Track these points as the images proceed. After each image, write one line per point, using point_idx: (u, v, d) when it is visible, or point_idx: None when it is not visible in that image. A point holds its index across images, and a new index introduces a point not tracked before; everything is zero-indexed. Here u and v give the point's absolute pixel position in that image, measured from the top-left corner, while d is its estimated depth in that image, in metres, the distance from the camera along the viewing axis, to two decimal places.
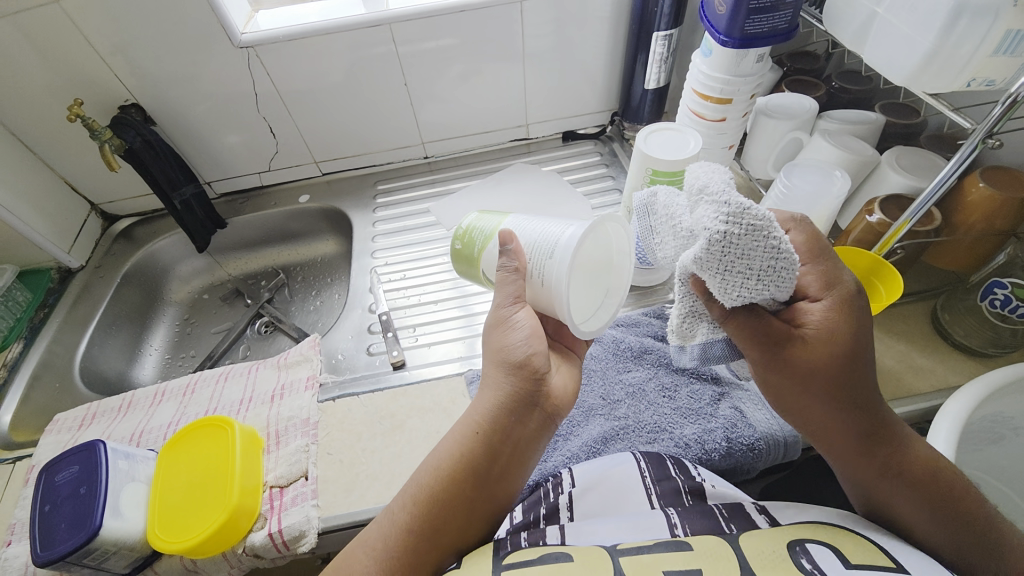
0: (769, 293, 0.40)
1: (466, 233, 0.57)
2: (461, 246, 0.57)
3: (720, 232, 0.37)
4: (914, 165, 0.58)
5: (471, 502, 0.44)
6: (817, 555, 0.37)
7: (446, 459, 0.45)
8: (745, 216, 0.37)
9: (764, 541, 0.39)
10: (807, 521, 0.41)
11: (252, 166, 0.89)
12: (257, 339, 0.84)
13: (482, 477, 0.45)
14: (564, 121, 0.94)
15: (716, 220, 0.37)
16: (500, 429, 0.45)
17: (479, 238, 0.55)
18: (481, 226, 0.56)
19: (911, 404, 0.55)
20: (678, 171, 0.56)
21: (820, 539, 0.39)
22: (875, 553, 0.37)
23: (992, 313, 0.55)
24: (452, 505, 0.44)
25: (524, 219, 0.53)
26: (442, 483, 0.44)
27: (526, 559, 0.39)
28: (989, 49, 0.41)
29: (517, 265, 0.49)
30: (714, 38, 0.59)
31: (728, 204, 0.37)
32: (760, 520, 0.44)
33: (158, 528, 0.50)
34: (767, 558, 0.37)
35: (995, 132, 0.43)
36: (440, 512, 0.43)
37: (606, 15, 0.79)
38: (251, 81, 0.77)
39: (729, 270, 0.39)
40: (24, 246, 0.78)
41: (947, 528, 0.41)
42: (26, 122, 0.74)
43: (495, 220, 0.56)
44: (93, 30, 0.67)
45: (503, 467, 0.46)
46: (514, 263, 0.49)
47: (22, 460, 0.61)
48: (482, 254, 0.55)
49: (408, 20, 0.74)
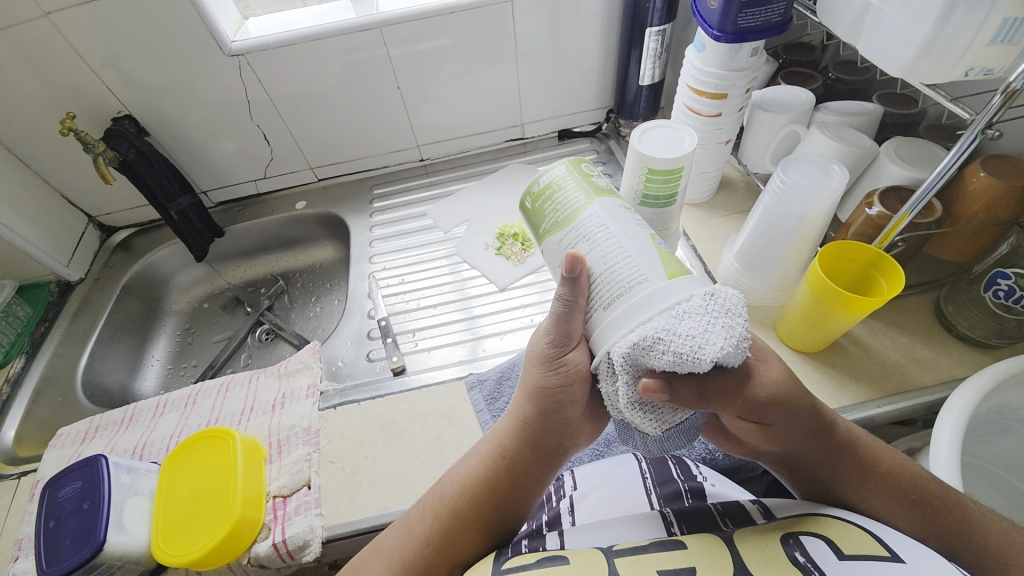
0: (741, 356, 0.34)
1: (540, 195, 0.44)
2: (531, 207, 0.45)
3: (706, 299, 0.34)
4: (914, 155, 0.57)
5: (488, 519, 0.44)
6: (811, 548, 0.36)
7: (468, 476, 0.45)
8: (728, 298, 0.34)
9: (758, 538, 0.38)
10: (803, 515, 0.41)
11: (247, 174, 0.88)
12: (258, 347, 0.84)
13: (496, 499, 0.44)
14: (559, 119, 0.93)
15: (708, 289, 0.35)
16: (523, 454, 0.45)
17: (551, 214, 0.42)
18: (560, 199, 0.42)
19: (913, 398, 0.55)
20: (675, 168, 0.55)
21: (814, 532, 0.38)
22: (870, 542, 0.36)
23: (997, 304, 0.54)
24: (467, 518, 0.44)
25: (610, 225, 0.39)
26: (453, 504, 0.44)
27: (524, 563, 0.39)
28: (987, 37, 0.40)
29: (575, 305, 0.39)
30: (707, 33, 0.59)
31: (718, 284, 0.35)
32: (754, 514, 0.43)
33: (162, 541, 0.51)
34: (760, 556, 0.36)
35: (995, 122, 0.42)
36: (450, 532, 0.43)
37: (598, 12, 0.78)
38: (243, 89, 0.76)
39: (708, 333, 0.33)
40: (22, 260, 0.78)
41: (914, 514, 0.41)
42: (20, 138, 0.74)
43: (579, 200, 0.42)
44: (83, 43, 0.67)
45: (517, 489, 0.45)
46: (573, 296, 0.38)
47: (27, 475, 0.61)
48: (545, 236, 0.43)
49: (398, 22, 0.73)
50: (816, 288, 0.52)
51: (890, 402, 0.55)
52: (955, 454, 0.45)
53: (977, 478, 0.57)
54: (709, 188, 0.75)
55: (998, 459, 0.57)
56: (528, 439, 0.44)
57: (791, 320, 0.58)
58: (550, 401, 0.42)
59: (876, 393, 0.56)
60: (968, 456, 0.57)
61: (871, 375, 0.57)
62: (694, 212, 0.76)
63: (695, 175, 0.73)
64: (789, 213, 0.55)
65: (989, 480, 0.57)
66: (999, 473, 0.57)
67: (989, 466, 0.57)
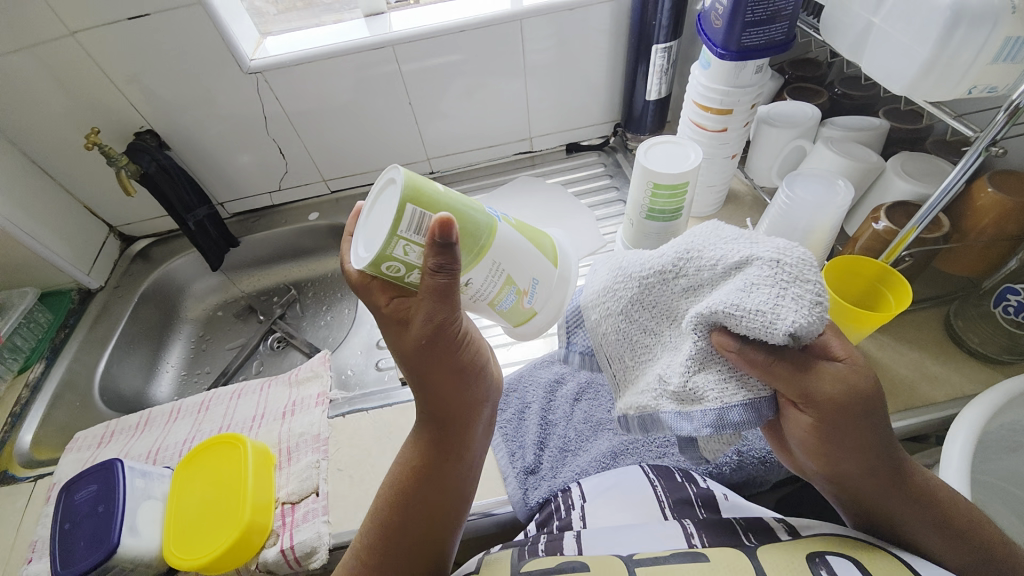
0: (818, 322, 0.33)
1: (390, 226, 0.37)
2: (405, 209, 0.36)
3: (772, 267, 0.35)
4: (921, 171, 0.57)
5: (432, 514, 0.44)
6: (836, 567, 0.36)
7: (403, 481, 0.45)
8: (800, 252, 0.35)
9: (782, 553, 0.38)
10: (827, 533, 0.41)
11: (263, 186, 0.91)
12: (270, 354, 0.86)
13: (437, 490, 0.44)
14: (567, 133, 0.95)
15: (767, 252, 0.36)
16: (442, 440, 0.45)
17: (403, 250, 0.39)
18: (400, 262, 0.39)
19: (922, 414, 0.54)
20: (680, 184, 0.56)
21: (838, 552, 0.38)
22: (894, 563, 0.36)
23: (1007, 319, 0.55)
24: (417, 518, 0.43)
25: (471, 302, 0.44)
26: (399, 504, 0.44)
27: (545, 567, 0.40)
28: (990, 56, 0.41)
29: (452, 274, 0.38)
30: (712, 51, 0.60)
31: (772, 255, 0.35)
32: (778, 529, 0.43)
33: (174, 546, 0.52)
34: (786, 572, 0.36)
35: (998, 139, 0.43)
36: (402, 531, 0.43)
37: (606, 29, 0.80)
38: (260, 104, 0.79)
39: (783, 306, 0.33)
40: (45, 269, 0.80)
41: (953, 545, 0.38)
42: (46, 150, 0.77)
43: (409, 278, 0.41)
44: (108, 61, 0.70)
45: (446, 476, 0.45)
46: (452, 264, 0.37)
47: (43, 478, 0.63)
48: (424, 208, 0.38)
49: (411, 40, 0.75)
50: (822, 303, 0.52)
51: (901, 418, 0.54)
52: (965, 470, 0.44)
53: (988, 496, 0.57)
54: (715, 202, 0.76)
55: (1011, 476, 0.56)
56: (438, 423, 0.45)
57: None
58: (444, 369, 0.43)
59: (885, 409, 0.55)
60: (977, 473, 0.56)
61: None
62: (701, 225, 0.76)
63: (702, 189, 0.73)
64: (794, 230, 0.56)
65: (1001, 497, 0.57)
66: (1010, 492, 0.56)
67: (1000, 483, 0.57)
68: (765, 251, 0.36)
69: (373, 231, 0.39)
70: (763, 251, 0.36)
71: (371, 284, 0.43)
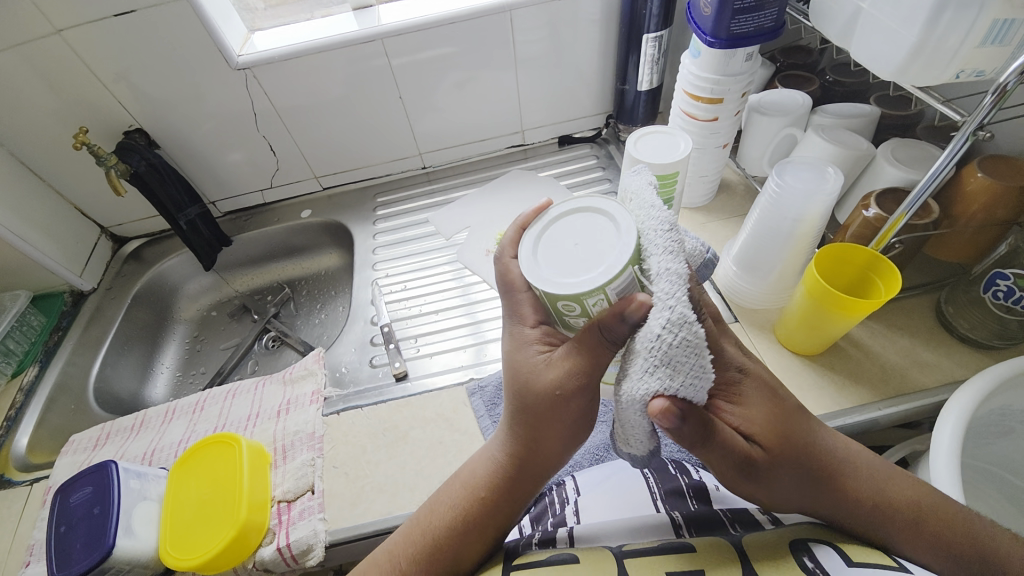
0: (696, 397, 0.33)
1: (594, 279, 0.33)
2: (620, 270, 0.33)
3: (656, 341, 0.31)
4: (911, 157, 0.57)
5: (489, 538, 0.45)
6: (820, 554, 0.36)
7: (470, 510, 0.44)
8: (690, 330, 0.31)
9: (767, 543, 0.38)
10: (814, 523, 0.41)
11: (254, 184, 0.90)
12: (265, 354, 0.86)
13: (498, 518, 0.45)
14: (560, 125, 0.94)
15: (654, 329, 0.31)
16: (521, 478, 0.44)
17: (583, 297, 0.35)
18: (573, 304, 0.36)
19: (915, 401, 0.55)
20: (671, 173, 0.59)
21: (824, 540, 0.38)
22: (875, 552, 0.36)
23: (998, 304, 0.54)
24: (472, 542, 0.44)
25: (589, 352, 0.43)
26: (459, 531, 0.44)
27: (536, 561, 0.40)
28: (978, 39, 0.41)
29: (614, 343, 0.35)
30: (701, 40, 0.59)
31: (673, 317, 0.31)
32: (762, 521, 0.45)
33: (169, 545, 0.52)
34: (770, 560, 0.36)
35: (986, 124, 0.42)
36: (453, 554, 0.44)
37: (596, 19, 0.79)
38: (249, 101, 0.78)
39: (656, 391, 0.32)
40: (36, 271, 0.80)
41: (932, 544, 0.39)
42: (34, 151, 0.77)
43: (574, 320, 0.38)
44: (94, 60, 0.69)
45: (515, 505, 0.45)
46: (622, 336, 0.34)
47: (39, 481, 0.63)
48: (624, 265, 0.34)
49: (399, 34, 0.75)
50: (813, 291, 0.52)
51: (892, 404, 0.55)
52: (955, 456, 0.45)
53: (981, 481, 0.57)
54: (708, 192, 0.75)
55: (1003, 461, 0.56)
56: (524, 463, 0.43)
57: (789, 323, 0.58)
58: (554, 430, 0.41)
59: (876, 396, 0.55)
60: (969, 458, 0.57)
61: (871, 377, 0.57)
62: (693, 215, 0.76)
63: (694, 179, 0.73)
64: (784, 217, 0.55)
65: (993, 482, 0.57)
66: (1003, 476, 0.57)
67: (991, 467, 0.57)
68: (667, 317, 0.31)
69: (563, 267, 0.35)
70: (665, 312, 0.31)
71: (520, 294, 0.42)
